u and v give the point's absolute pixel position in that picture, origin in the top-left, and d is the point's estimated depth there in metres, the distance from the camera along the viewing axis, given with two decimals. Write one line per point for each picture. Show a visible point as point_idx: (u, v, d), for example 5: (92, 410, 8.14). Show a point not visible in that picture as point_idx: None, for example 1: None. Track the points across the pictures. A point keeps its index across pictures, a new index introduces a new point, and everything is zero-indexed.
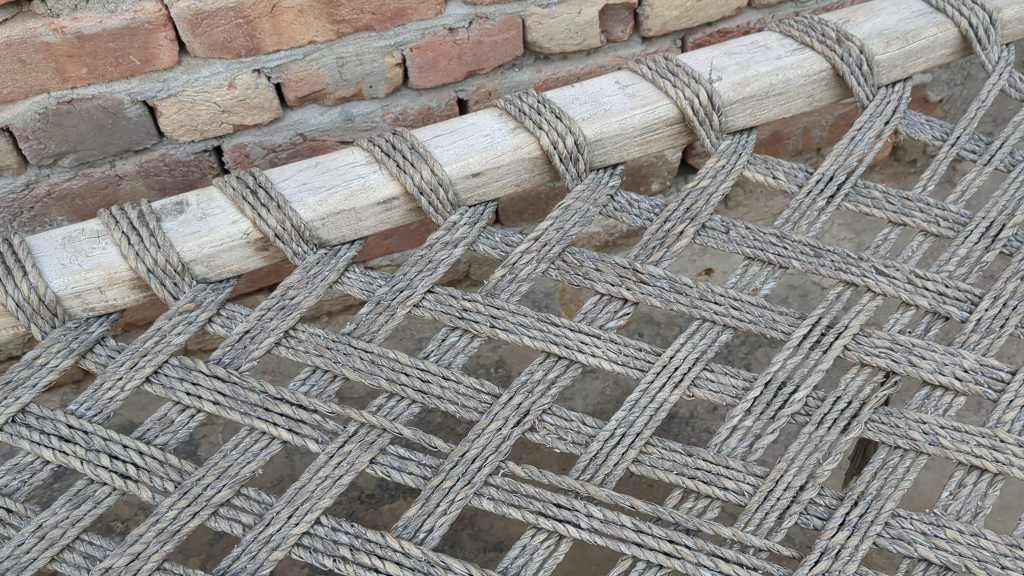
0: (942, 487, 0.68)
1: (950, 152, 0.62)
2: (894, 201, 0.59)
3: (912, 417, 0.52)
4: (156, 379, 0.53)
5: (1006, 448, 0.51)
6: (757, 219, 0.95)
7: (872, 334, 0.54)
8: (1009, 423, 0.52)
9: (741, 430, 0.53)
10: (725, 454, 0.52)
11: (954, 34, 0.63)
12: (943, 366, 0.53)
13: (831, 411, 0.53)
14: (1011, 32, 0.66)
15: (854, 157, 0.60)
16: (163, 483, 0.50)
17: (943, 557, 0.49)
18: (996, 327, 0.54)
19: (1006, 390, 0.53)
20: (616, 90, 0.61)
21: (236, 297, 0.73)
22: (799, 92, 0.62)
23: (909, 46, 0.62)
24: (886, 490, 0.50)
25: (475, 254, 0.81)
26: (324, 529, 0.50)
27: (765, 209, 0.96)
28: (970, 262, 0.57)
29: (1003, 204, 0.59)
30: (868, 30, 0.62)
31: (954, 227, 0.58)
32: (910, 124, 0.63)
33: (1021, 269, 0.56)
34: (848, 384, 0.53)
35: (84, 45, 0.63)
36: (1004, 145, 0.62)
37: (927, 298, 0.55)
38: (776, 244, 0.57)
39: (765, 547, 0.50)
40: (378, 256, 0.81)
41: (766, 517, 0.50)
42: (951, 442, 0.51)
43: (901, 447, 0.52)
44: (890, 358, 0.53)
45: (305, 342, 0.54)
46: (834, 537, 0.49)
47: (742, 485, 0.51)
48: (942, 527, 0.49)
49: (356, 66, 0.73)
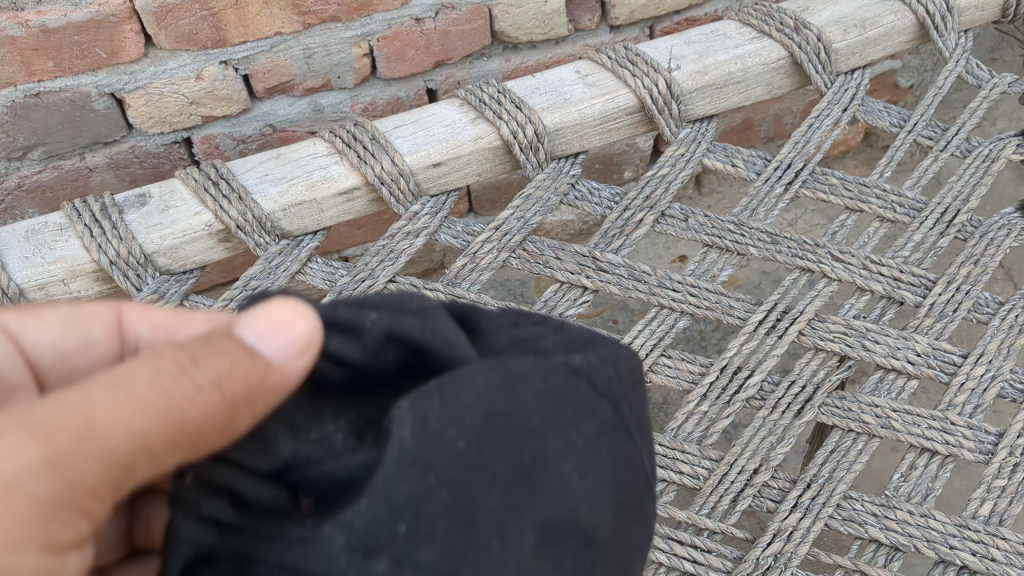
0: (892, 466, 0.69)
1: (907, 139, 0.62)
2: (851, 188, 0.60)
3: (865, 401, 0.53)
4: None
5: (956, 431, 0.51)
6: (729, 206, 0.96)
7: (827, 320, 0.55)
8: (960, 406, 0.52)
9: (697, 414, 0.53)
10: (681, 439, 0.53)
11: (911, 21, 0.64)
12: (896, 350, 0.53)
13: (785, 395, 0.53)
14: (969, 18, 0.66)
15: (811, 145, 0.61)
16: None
17: (893, 538, 0.49)
18: (949, 311, 0.55)
19: (958, 373, 0.53)
20: (576, 80, 0.61)
21: (207, 288, 0.74)
22: (757, 81, 0.62)
23: (867, 34, 0.62)
24: (838, 473, 0.51)
25: (447, 243, 0.82)
26: None
27: (738, 196, 0.96)
28: (925, 248, 0.58)
29: (959, 190, 0.60)
30: (827, 18, 0.63)
31: (909, 213, 0.59)
32: (868, 111, 0.64)
33: (975, 254, 0.57)
34: (803, 369, 0.54)
35: (49, 38, 0.63)
36: (961, 131, 0.62)
37: (881, 284, 0.56)
38: (734, 232, 0.58)
39: (719, 529, 0.50)
40: (352, 246, 0.82)
41: (720, 501, 0.51)
42: (903, 425, 0.52)
43: (854, 430, 0.52)
44: (844, 343, 0.54)
45: None
46: (787, 519, 0.50)
47: (697, 468, 0.52)
48: (893, 508, 0.50)
49: (324, 57, 0.73)
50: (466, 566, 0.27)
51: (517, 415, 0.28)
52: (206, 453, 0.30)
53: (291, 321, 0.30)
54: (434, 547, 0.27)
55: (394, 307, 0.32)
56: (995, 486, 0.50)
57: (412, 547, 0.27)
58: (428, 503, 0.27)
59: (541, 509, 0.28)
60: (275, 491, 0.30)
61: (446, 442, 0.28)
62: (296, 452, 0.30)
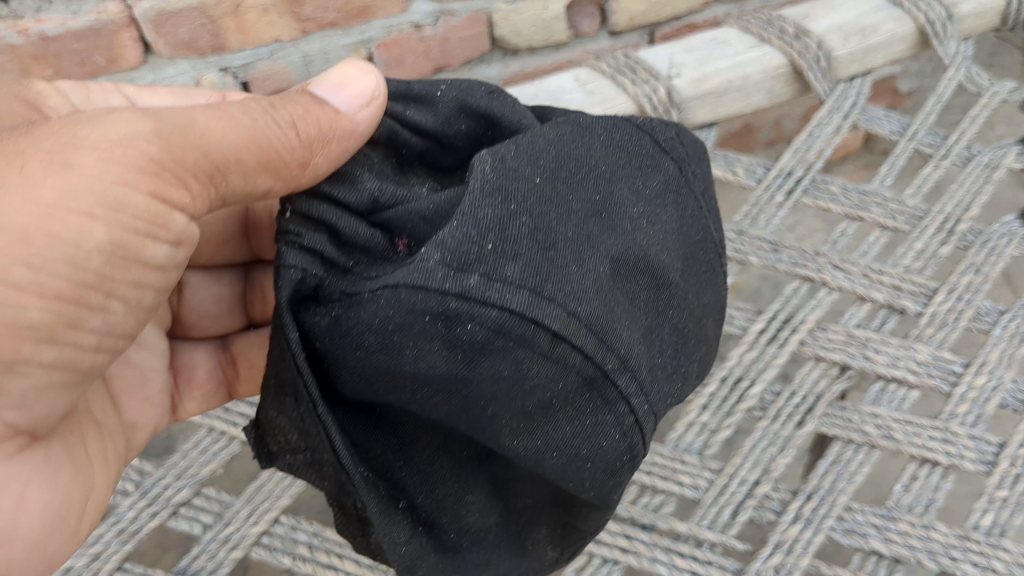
0: (893, 476, 0.69)
1: (907, 147, 0.62)
2: (851, 196, 0.60)
3: (866, 411, 0.52)
4: None
5: (958, 442, 0.51)
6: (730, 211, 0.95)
7: (828, 330, 0.55)
8: (962, 416, 0.52)
9: (697, 425, 0.53)
10: (681, 449, 0.52)
11: (912, 28, 0.63)
12: (898, 360, 0.53)
13: (786, 406, 0.53)
14: (969, 26, 0.66)
15: (812, 153, 0.61)
16: (124, 484, 0.51)
17: (894, 550, 0.49)
18: (950, 321, 0.55)
19: (959, 383, 0.53)
20: (576, 88, 0.60)
21: None
22: (758, 88, 0.62)
23: (868, 41, 0.62)
24: (839, 484, 0.51)
25: None
26: (283, 528, 0.51)
27: (738, 202, 0.96)
28: (926, 257, 0.57)
29: (960, 198, 0.59)
30: (827, 25, 0.63)
31: (910, 221, 0.59)
32: (869, 119, 0.64)
33: (976, 263, 0.57)
34: (803, 379, 0.54)
35: (48, 46, 0.62)
36: (962, 139, 0.62)
37: (882, 293, 0.56)
38: (734, 241, 0.58)
39: (720, 541, 0.50)
40: None
41: (721, 512, 0.51)
42: (904, 436, 0.51)
43: (855, 441, 0.52)
44: (845, 353, 0.54)
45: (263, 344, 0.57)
46: (788, 531, 0.50)
47: (697, 480, 0.51)
48: (895, 520, 0.49)
49: (322, 64, 0.73)
50: (552, 279, 0.32)
51: (586, 172, 0.37)
52: (290, 190, 0.37)
53: (357, 81, 0.39)
54: (520, 262, 0.32)
55: (461, 88, 0.42)
56: (997, 498, 0.50)
57: (500, 266, 0.32)
58: (512, 226, 0.33)
59: (614, 246, 0.35)
60: (370, 231, 0.36)
61: (526, 179, 0.35)
62: (378, 195, 0.37)
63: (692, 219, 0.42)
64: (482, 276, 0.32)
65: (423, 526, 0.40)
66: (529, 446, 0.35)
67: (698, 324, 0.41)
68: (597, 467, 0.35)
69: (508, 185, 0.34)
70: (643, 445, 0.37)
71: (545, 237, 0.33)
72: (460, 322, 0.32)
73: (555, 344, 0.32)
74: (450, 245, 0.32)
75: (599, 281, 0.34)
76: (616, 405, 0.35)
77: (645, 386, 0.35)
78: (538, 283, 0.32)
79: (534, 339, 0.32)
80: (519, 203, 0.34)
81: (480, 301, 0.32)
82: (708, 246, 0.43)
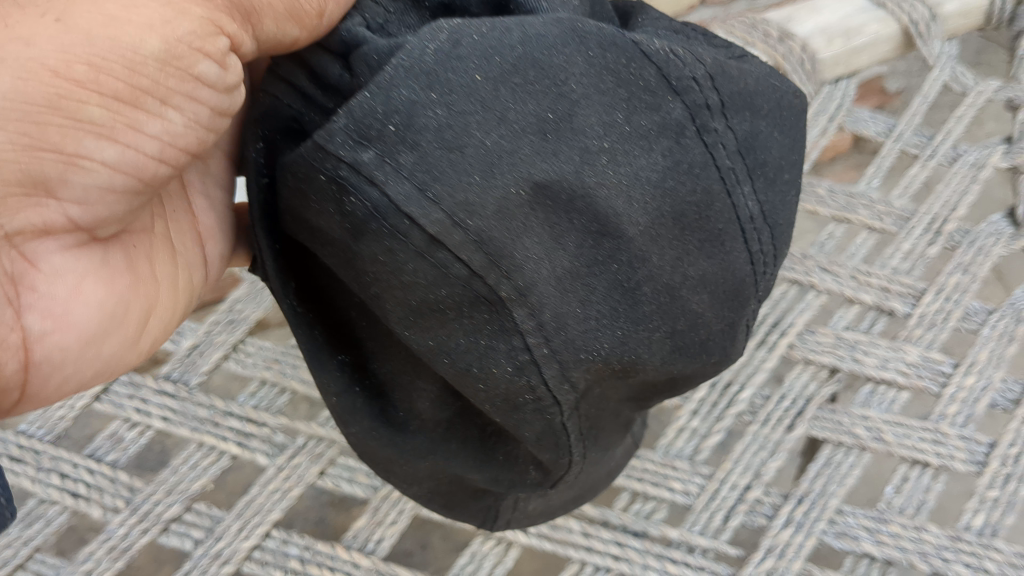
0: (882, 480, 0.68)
1: (893, 148, 0.62)
2: (838, 198, 0.60)
3: (855, 414, 0.52)
4: (105, 398, 0.54)
5: (948, 443, 0.51)
6: None
7: (816, 332, 0.55)
8: (952, 417, 0.52)
9: (688, 431, 0.53)
10: (673, 456, 0.53)
11: (897, 29, 0.63)
12: (887, 362, 0.53)
13: (776, 409, 0.53)
14: (954, 25, 0.66)
15: (798, 156, 0.61)
16: (113, 501, 0.51)
17: (886, 553, 0.49)
18: (939, 322, 0.55)
19: (949, 384, 0.53)
20: None
21: None
22: None
23: (852, 44, 0.62)
24: (831, 487, 0.51)
25: None
26: (274, 542, 0.50)
27: None
28: (913, 258, 0.57)
29: (947, 198, 0.59)
30: (811, 27, 0.62)
31: (897, 223, 0.59)
32: (856, 121, 0.64)
33: (964, 263, 0.56)
34: (792, 383, 0.54)
35: None
36: (948, 139, 0.62)
37: (871, 294, 0.56)
38: None
39: (711, 547, 0.50)
40: None
41: (713, 518, 0.51)
42: (894, 438, 0.51)
43: (846, 444, 0.52)
44: (834, 356, 0.54)
45: (252, 356, 0.56)
46: (778, 536, 0.49)
47: (688, 486, 0.52)
48: (886, 522, 0.49)
49: None
50: (440, 177, 0.31)
51: (549, 84, 0.33)
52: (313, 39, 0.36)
53: None
54: (416, 152, 0.31)
55: None
56: (988, 498, 0.50)
57: (395, 149, 0.31)
58: (423, 118, 0.31)
59: (538, 168, 0.32)
60: (341, 72, 0.35)
61: (467, 78, 0.32)
62: (384, 25, 0.36)
63: (687, 171, 0.35)
64: (377, 153, 0.31)
65: (371, 390, 0.42)
66: (423, 333, 0.35)
67: (681, 293, 0.36)
68: (489, 380, 0.35)
69: (443, 68, 0.32)
70: (556, 390, 0.35)
71: (453, 136, 0.31)
72: (346, 191, 0.32)
73: (432, 246, 0.31)
74: (354, 112, 0.31)
75: (504, 202, 0.31)
76: (510, 331, 0.33)
77: (549, 328, 0.33)
78: (425, 179, 0.31)
79: (409, 235, 0.31)
80: (444, 91, 0.31)
81: (367, 178, 0.31)
82: (714, 208, 0.36)
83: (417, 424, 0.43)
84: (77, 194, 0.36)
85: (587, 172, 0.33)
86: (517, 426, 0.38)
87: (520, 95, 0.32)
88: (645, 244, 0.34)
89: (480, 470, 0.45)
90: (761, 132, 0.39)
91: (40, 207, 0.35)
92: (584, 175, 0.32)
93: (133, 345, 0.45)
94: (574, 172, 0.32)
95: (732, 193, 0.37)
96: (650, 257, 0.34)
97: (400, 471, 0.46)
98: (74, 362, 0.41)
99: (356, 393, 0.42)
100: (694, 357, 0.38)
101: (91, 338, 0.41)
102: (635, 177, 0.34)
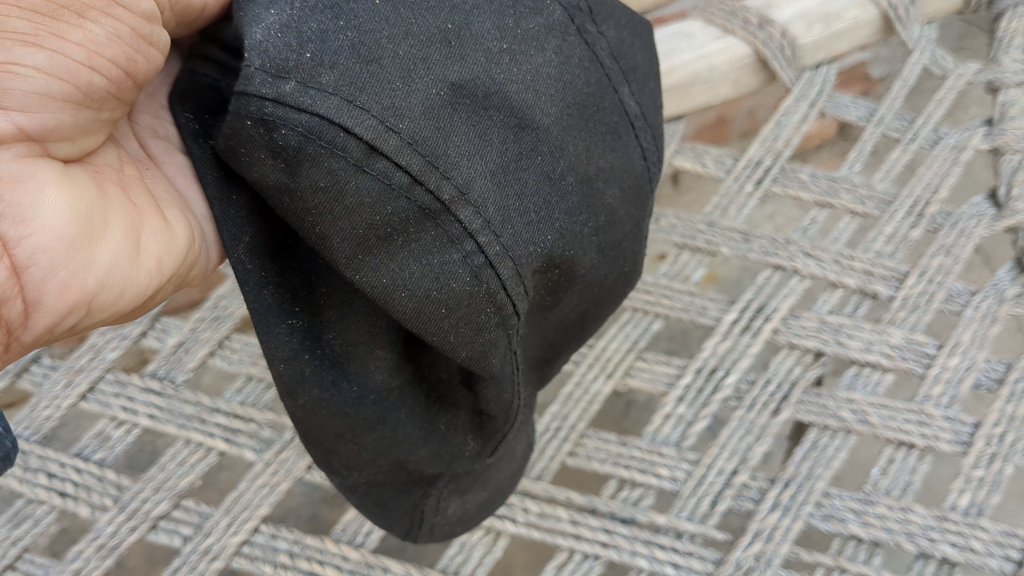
0: (864, 470, 0.71)
1: (875, 132, 0.63)
2: (821, 182, 0.60)
3: (841, 397, 0.52)
4: (92, 397, 0.53)
5: (934, 424, 0.51)
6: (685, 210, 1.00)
7: (801, 317, 0.55)
8: (936, 398, 0.52)
9: (674, 417, 0.53)
10: (659, 443, 0.53)
11: (875, 14, 0.63)
12: (871, 345, 0.53)
13: (761, 394, 0.53)
14: (934, 8, 0.66)
15: (780, 142, 0.61)
16: (101, 499, 0.51)
17: (873, 534, 0.49)
18: (922, 304, 0.55)
19: (933, 365, 0.53)
20: None
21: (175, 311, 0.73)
22: (723, 79, 0.62)
23: (832, 29, 0.62)
24: (817, 470, 0.51)
25: None
26: (263, 537, 0.50)
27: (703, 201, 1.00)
28: (896, 241, 0.57)
29: (928, 181, 0.59)
30: (791, 12, 0.62)
31: (880, 206, 0.59)
32: (837, 106, 0.64)
33: (947, 245, 0.57)
34: (778, 367, 0.54)
35: None
36: (928, 122, 0.62)
37: (854, 278, 0.56)
38: (706, 232, 0.58)
39: (699, 532, 0.50)
40: None
41: (700, 503, 0.51)
42: (880, 420, 0.52)
43: (831, 427, 0.52)
44: (819, 340, 0.54)
45: (238, 352, 0.55)
46: (766, 520, 0.50)
47: (675, 472, 0.52)
48: (873, 504, 0.50)
49: None
50: (364, 89, 0.34)
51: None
52: None
53: None
54: (335, 70, 0.34)
55: None
56: (973, 478, 0.50)
57: (315, 72, 0.34)
58: (335, 40, 0.35)
59: (452, 70, 0.36)
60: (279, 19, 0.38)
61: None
62: None
63: (579, 65, 0.41)
64: (298, 82, 0.34)
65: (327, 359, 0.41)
66: (375, 271, 0.36)
67: (595, 181, 0.41)
68: (449, 302, 0.36)
69: (344, 2, 0.36)
70: (513, 294, 0.37)
71: (368, 51, 0.35)
72: (276, 125, 0.34)
73: (370, 155, 0.34)
74: (267, 50, 0.34)
75: (427, 104, 0.35)
76: (459, 237, 0.35)
77: (496, 223, 0.36)
78: (351, 92, 0.34)
79: (348, 147, 0.34)
80: (350, 19, 0.35)
81: (293, 106, 0.34)
82: (606, 102, 0.43)
83: (367, 391, 0.43)
84: (19, 103, 0.37)
85: (496, 70, 0.37)
86: (484, 354, 0.39)
87: (417, 12, 0.36)
88: (557, 133, 0.39)
89: (424, 445, 0.46)
90: (621, 42, 0.46)
91: None
92: (494, 74, 0.37)
93: (129, 261, 0.42)
94: (481, 72, 0.37)
95: (618, 91, 0.44)
96: (561, 146, 0.39)
97: (340, 448, 0.45)
98: (69, 270, 0.39)
99: (305, 360, 0.40)
100: (606, 252, 0.43)
101: (81, 242, 0.40)
102: (536, 73, 0.39)
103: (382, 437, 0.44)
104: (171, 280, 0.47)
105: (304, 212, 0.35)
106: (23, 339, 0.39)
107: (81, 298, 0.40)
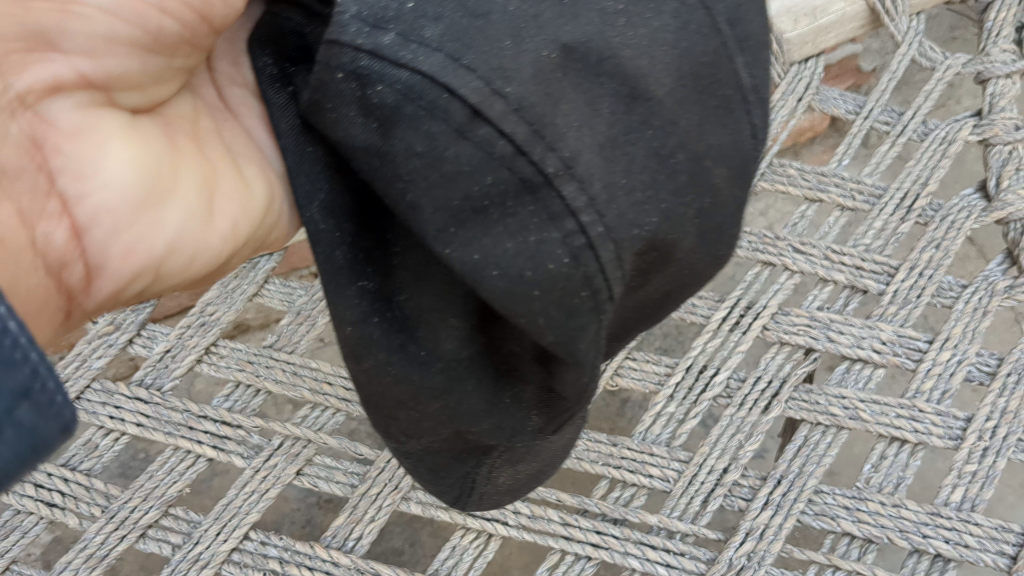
0: (857, 465, 0.73)
1: (863, 126, 0.62)
2: (809, 177, 0.60)
3: (832, 393, 0.52)
4: (79, 406, 0.53)
5: (925, 418, 0.51)
6: None
7: (790, 313, 0.55)
8: (928, 392, 0.52)
9: (664, 416, 0.53)
10: (649, 442, 0.52)
11: (861, 7, 0.64)
12: (861, 340, 0.53)
13: (751, 392, 0.53)
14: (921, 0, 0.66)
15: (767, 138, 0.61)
16: (89, 509, 0.50)
17: (865, 531, 0.49)
18: (913, 298, 0.54)
19: (924, 359, 0.53)
20: None
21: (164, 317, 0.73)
22: None
23: (819, 22, 0.62)
24: (809, 468, 0.51)
25: None
26: (253, 544, 0.50)
27: None
28: (886, 235, 0.57)
29: (917, 174, 0.59)
30: (777, 7, 0.62)
31: (869, 200, 0.58)
32: (824, 100, 0.64)
33: (937, 238, 0.56)
34: (768, 363, 0.54)
35: None
36: (918, 114, 0.62)
37: (844, 273, 0.56)
38: None
39: (692, 531, 0.50)
40: (301, 266, 0.89)
41: (691, 502, 0.50)
42: (871, 415, 0.51)
43: (822, 423, 0.52)
44: (809, 335, 0.54)
45: (225, 358, 0.55)
46: (758, 518, 0.49)
47: (666, 471, 0.51)
48: (864, 500, 0.49)
49: None
50: (469, 47, 0.30)
51: None
52: None
53: None
54: (439, 25, 0.30)
55: None
56: (966, 472, 0.50)
57: (418, 26, 0.31)
58: None
59: (565, 27, 0.31)
60: None
61: None
62: None
63: (699, 30, 0.34)
64: (397, 34, 0.30)
65: (398, 325, 0.38)
66: (467, 243, 0.32)
67: (705, 164, 0.34)
68: (543, 282, 0.31)
69: None
70: (610, 278, 0.32)
71: (475, 4, 0.31)
72: (371, 81, 0.31)
73: (472, 121, 0.30)
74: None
75: (536, 65, 0.30)
76: (558, 213, 0.31)
77: (600, 200, 0.31)
78: (454, 49, 0.30)
79: (449, 111, 0.30)
80: None
81: (392, 62, 0.30)
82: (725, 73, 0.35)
83: (437, 360, 0.38)
84: (78, 47, 0.36)
85: (611, 33, 0.32)
86: (569, 343, 0.34)
87: None
88: (671, 107, 0.33)
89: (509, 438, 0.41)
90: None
91: (44, 60, 0.35)
92: (608, 36, 0.32)
93: (201, 225, 0.43)
94: (594, 31, 0.31)
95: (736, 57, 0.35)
96: (678, 120, 0.33)
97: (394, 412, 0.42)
98: (134, 236, 0.39)
99: (374, 324, 0.38)
100: (711, 242, 0.37)
101: (148, 204, 0.40)
102: (653, 37, 0.33)
103: (449, 417, 0.40)
104: (248, 243, 0.48)
105: (395, 175, 0.32)
106: (84, 306, 0.39)
107: (146, 263, 0.41)
